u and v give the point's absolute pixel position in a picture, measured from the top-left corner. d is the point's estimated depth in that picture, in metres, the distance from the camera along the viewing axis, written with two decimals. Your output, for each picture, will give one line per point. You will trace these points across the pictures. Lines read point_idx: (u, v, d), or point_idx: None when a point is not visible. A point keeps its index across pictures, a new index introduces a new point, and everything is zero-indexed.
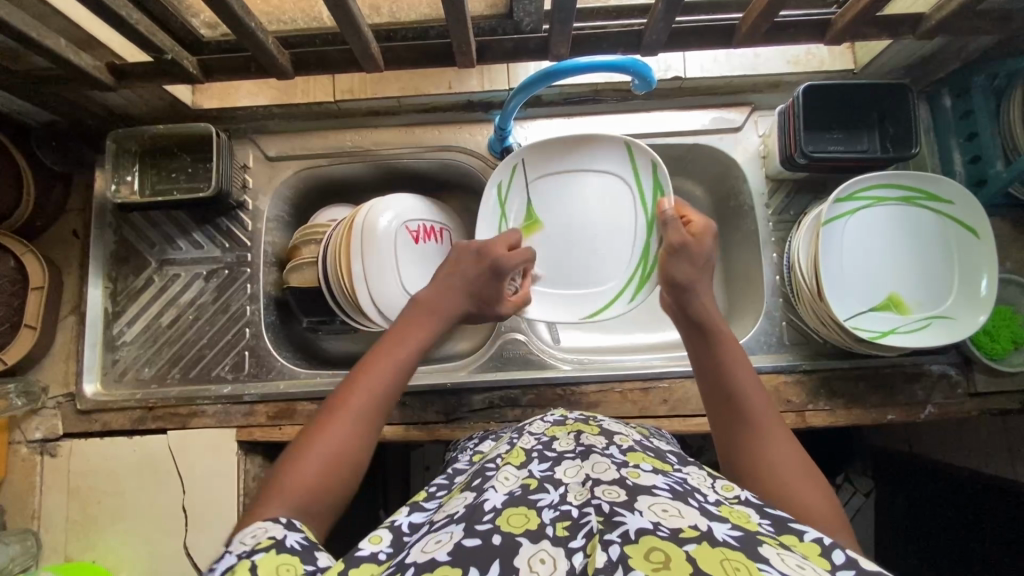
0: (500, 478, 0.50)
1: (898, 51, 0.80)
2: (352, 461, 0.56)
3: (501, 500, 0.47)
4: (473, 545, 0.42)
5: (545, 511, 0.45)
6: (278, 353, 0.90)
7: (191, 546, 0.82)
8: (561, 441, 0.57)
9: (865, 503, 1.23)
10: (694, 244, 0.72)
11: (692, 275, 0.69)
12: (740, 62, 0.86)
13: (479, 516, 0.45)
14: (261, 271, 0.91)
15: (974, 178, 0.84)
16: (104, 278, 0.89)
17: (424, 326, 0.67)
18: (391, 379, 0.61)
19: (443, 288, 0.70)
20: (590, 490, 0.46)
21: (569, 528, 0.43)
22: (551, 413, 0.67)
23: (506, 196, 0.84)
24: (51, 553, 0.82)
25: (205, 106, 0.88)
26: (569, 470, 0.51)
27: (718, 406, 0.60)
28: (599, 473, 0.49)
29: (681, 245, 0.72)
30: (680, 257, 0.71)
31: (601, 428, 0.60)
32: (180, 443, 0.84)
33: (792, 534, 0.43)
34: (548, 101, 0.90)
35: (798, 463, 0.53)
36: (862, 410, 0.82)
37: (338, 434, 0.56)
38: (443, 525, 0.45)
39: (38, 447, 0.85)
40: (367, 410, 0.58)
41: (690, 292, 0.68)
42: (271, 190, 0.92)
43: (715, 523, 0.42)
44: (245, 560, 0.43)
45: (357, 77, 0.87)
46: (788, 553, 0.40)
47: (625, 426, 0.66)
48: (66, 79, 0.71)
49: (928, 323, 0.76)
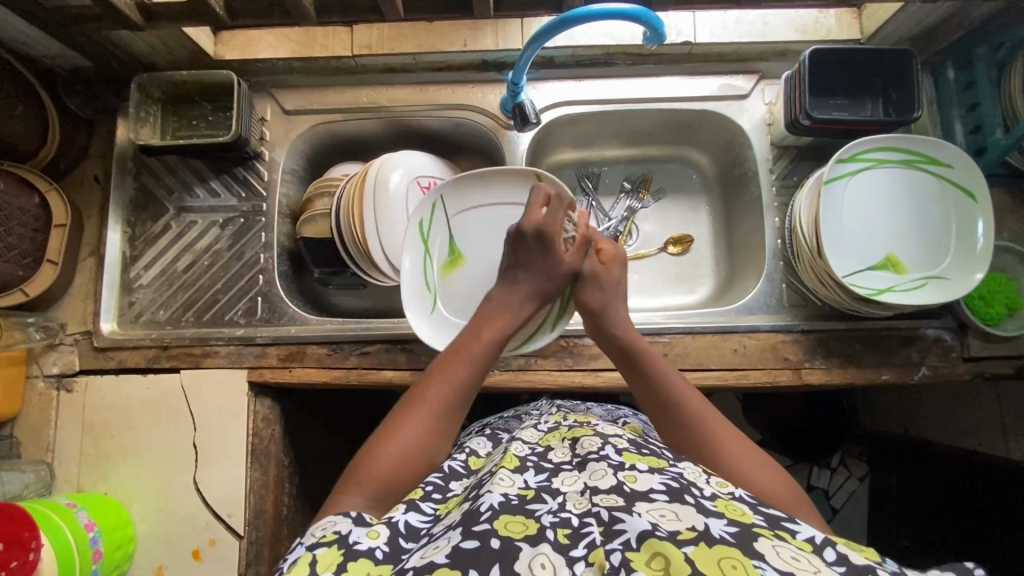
0: (497, 480, 0.52)
1: (903, 18, 0.82)
2: (432, 448, 0.60)
3: (498, 502, 0.48)
4: (471, 548, 0.43)
5: (544, 517, 0.47)
6: (290, 300, 0.92)
7: (201, 481, 0.84)
8: (557, 451, 0.59)
9: (859, 487, 1.24)
10: (606, 272, 0.76)
11: (605, 302, 0.74)
12: (749, 29, 0.89)
13: (476, 518, 0.46)
14: (275, 222, 0.93)
15: (974, 147, 0.86)
16: (123, 223, 0.92)
17: (503, 313, 0.71)
18: (466, 379, 0.65)
19: (513, 275, 0.74)
20: (590, 499, 0.48)
21: (570, 536, 0.45)
22: (546, 420, 0.71)
23: (427, 233, 0.85)
24: (64, 483, 0.85)
25: (227, 58, 0.91)
26: (567, 479, 0.53)
27: (662, 418, 0.64)
28: (596, 481, 0.50)
29: (591, 274, 0.75)
30: (590, 288, 0.75)
31: (596, 431, 0.61)
32: (193, 382, 0.86)
33: (786, 531, 0.45)
34: (560, 63, 0.93)
35: (743, 444, 0.59)
36: (858, 370, 0.84)
37: (420, 425, 0.60)
38: (442, 532, 0.47)
39: (55, 383, 0.87)
40: (448, 405, 0.62)
41: (608, 319, 0.73)
42: (288, 143, 0.94)
43: (711, 519, 0.44)
44: (307, 553, 0.46)
45: (375, 33, 0.90)
46: (783, 544, 0.42)
47: (617, 426, 0.68)
48: (101, 16, 0.74)
49: (924, 282, 0.78)
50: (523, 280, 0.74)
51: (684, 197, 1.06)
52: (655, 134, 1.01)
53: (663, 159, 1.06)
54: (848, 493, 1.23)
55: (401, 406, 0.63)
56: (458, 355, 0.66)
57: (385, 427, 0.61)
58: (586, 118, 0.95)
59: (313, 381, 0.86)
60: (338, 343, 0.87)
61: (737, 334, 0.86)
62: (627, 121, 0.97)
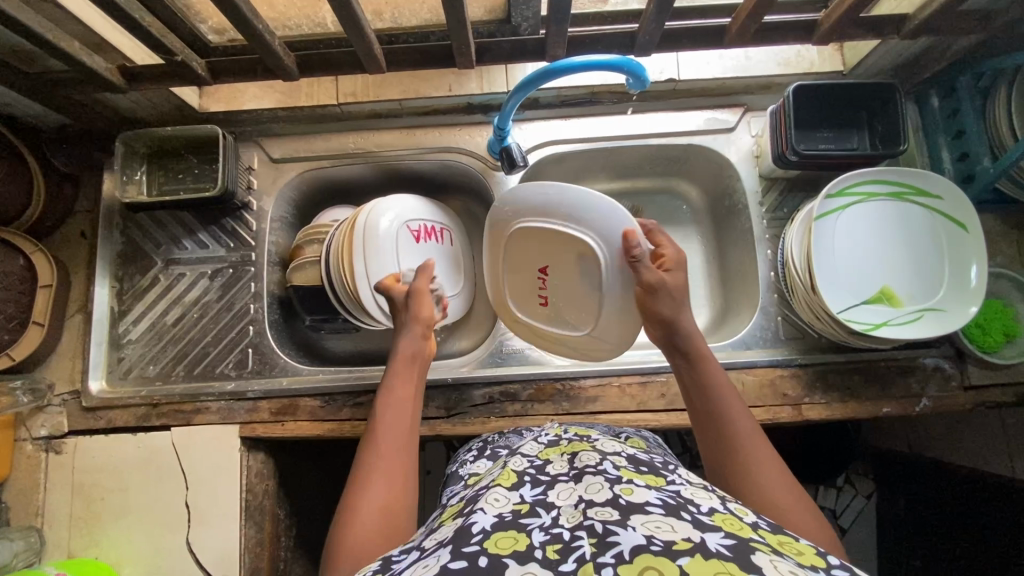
0: (491, 500, 0.49)
1: (885, 51, 0.82)
2: (404, 485, 0.58)
3: (490, 522, 0.46)
4: (459, 566, 0.40)
5: (535, 533, 0.44)
6: (281, 350, 0.91)
7: (194, 541, 0.82)
8: (556, 463, 0.55)
9: (867, 505, 1.21)
10: (671, 281, 0.69)
11: (676, 310, 0.68)
12: (732, 63, 0.89)
13: (467, 539, 0.44)
14: (264, 271, 0.93)
15: (963, 175, 0.85)
16: (111, 278, 0.91)
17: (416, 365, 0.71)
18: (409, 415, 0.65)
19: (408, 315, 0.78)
20: (583, 513, 0.45)
21: (560, 551, 0.41)
22: (546, 432, 0.66)
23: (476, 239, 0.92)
24: (54, 550, 0.83)
25: (212, 109, 0.91)
26: (562, 493, 0.49)
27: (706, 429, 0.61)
28: (591, 495, 0.47)
29: (660, 284, 0.68)
30: (660, 297, 0.68)
31: (596, 446, 0.58)
32: (184, 439, 0.85)
33: (787, 535, 0.44)
34: (545, 104, 0.93)
35: (787, 480, 0.55)
36: (859, 403, 0.83)
37: (382, 479, 0.57)
38: (434, 549, 0.44)
39: (43, 445, 0.86)
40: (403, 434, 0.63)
41: (678, 322, 0.68)
42: (276, 192, 0.94)
43: (708, 533, 0.41)
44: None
45: (360, 81, 0.90)
46: (780, 560, 0.39)
47: (619, 441, 0.63)
48: (82, 81, 0.74)
49: (920, 315, 0.77)
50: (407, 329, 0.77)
51: (676, 227, 1.05)
52: (644, 168, 1.01)
53: (654, 191, 1.06)
54: (857, 512, 1.20)
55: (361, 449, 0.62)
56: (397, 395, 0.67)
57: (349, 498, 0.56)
58: (575, 155, 0.95)
59: (306, 434, 0.85)
60: (331, 395, 0.86)
61: (734, 371, 0.85)
62: (614, 157, 0.97)
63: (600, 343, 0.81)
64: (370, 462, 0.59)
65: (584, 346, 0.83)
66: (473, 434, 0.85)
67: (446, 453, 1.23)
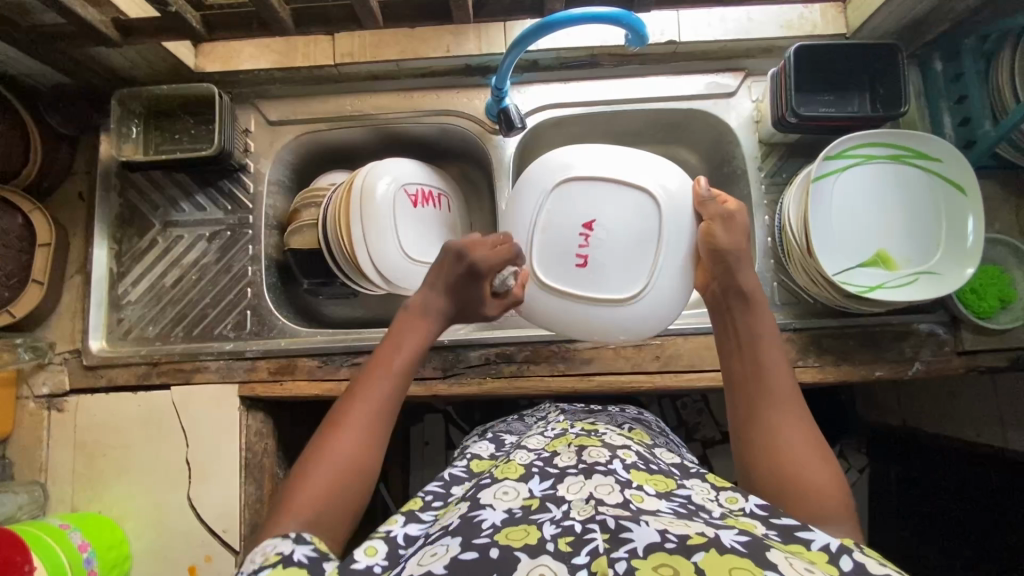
0: (500, 494, 0.49)
1: (889, 12, 0.81)
2: (356, 470, 0.55)
3: (500, 519, 0.45)
4: (469, 560, 0.40)
5: (546, 527, 0.44)
6: (279, 312, 0.92)
7: (194, 495, 0.84)
8: (562, 456, 0.55)
9: (859, 479, 1.19)
10: (739, 217, 0.68)
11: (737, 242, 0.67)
12: (734, 26, 0.88)
13: (476, 532, 0.43)
14: (262, 234, 0.93)
15: (964, 139, 0.85)
16: (109, 239, 0.91)
17: (415, 329, 0.67)
18: (388, 392, 0.60)
19: (432, 289, 0.70)
20: (594, 507, 0.45)
21: (572, 543, 0.42)
22: (553, 426, 0.66)
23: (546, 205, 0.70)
24: (57, 504, 0.85)
25: (209, 70, 0.90)
26: (572, 487, 0.49)
27: (744, 385, 0.61)
28: (603, 494, 0.47)
29: (725, 216, 0.67)
30: (726, 231, 0.67)
31: (604, 441, 0.58)
32: (182, 398, 0.86)
33: (798, 544, 0.42)
34: (543, 66, 0.92)
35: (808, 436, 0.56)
36: (852, 367, 0.83)
37: (342, 446, 0.55)
38: (440, 537, 0.44)
39: (46, 403, 0.87)
40: (378, 410, 0.59)
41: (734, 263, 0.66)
42: (272, 155, 0.93)
43: (721, 530, 0.42)
44: None
45: (357, 41, 0.89)
46: (795, 558, 0.40)
47: (627, 433, 0.64)
48: (78, 35, 0.74)
49: (916, 278, 0.78)
50: (444, 299, 0.70)
51: None
52: (643, 134, 1.00)
53: None
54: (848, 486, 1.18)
55: (333, 411, 0.59)
56: (379, 368, 0.62)
57: (313, 447, 0.56)
58: (573, 121, 0.94)
59: (304, 394, 0.86)
60: (328, 355, 0.87)
61: None
62: (613, 122, 0.96)
63: (658, 309, 0.70)
64: (332, 435, 0.56)
65: (638, 318, 0.70)
66: (469, 395, 0.87)
67: (444, 420, 1.22)
